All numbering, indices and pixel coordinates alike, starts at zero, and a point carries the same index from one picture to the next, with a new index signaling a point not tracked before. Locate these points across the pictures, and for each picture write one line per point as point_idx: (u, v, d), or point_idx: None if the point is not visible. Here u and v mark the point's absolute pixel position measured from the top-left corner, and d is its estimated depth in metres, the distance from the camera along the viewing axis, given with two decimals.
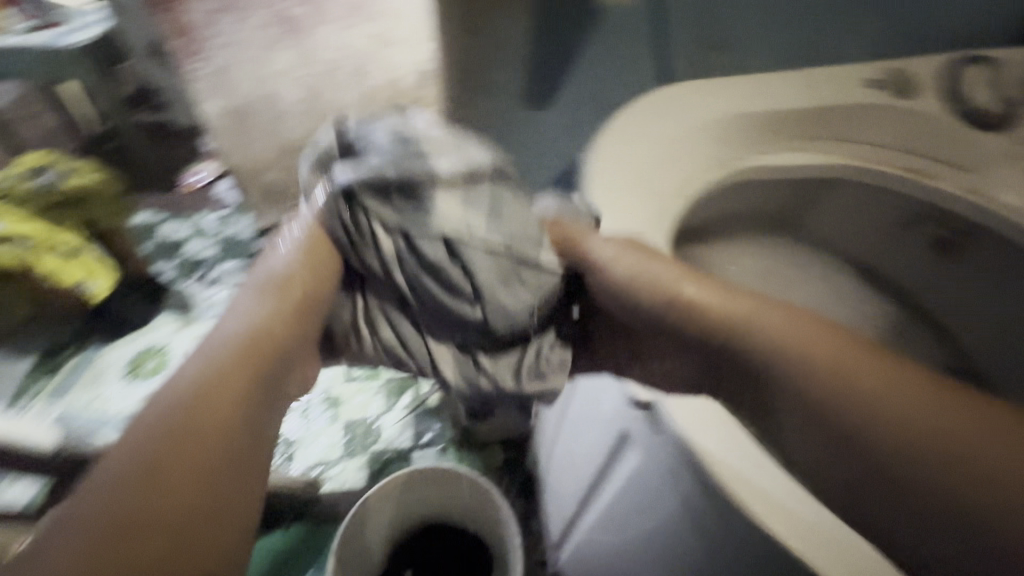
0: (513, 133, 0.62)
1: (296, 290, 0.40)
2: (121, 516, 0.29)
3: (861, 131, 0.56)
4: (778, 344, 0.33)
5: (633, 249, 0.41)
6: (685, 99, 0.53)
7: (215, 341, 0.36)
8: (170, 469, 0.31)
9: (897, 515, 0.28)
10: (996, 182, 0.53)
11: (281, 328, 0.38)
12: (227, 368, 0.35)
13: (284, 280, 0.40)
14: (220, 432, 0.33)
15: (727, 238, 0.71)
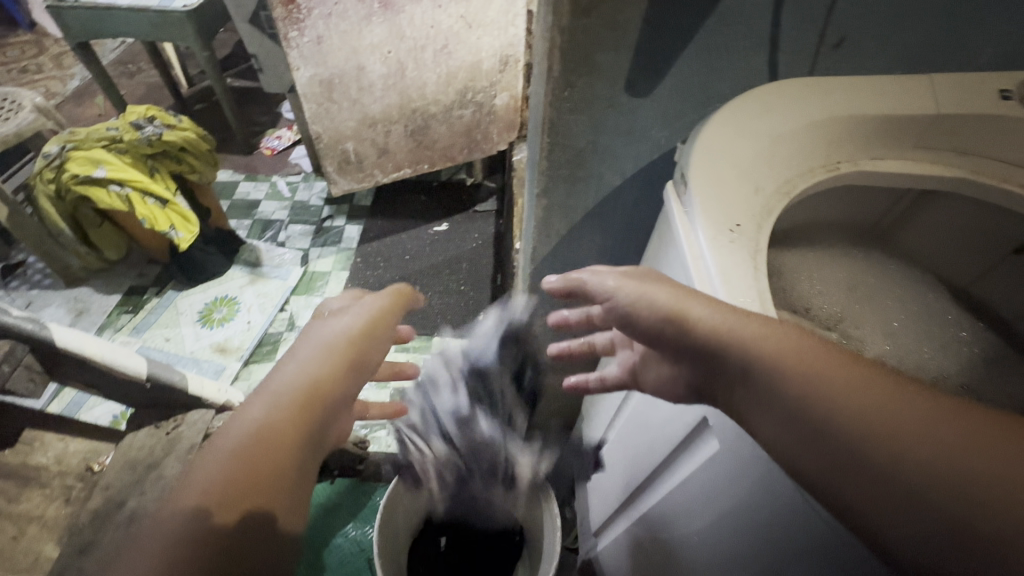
0: (610, 115, 0.62)
1: (365, 320, 0.54)
2: (251, 451, 0.41)
3: (990, 143, 0.52)
4: (783, 362, 0.35)
5: (630, 278, 0.45)
6: (801, 93, 0.52)
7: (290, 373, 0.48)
8: (262, 446, 0.42)
9: (852, 490, 0.31)
10: None
11: (338, 367, 0.49)
12: (287, 418, 0.44)
13: (341, 335, 0.52)
14: (287, 442, 0.43)
15: (817, 244, 0.69)
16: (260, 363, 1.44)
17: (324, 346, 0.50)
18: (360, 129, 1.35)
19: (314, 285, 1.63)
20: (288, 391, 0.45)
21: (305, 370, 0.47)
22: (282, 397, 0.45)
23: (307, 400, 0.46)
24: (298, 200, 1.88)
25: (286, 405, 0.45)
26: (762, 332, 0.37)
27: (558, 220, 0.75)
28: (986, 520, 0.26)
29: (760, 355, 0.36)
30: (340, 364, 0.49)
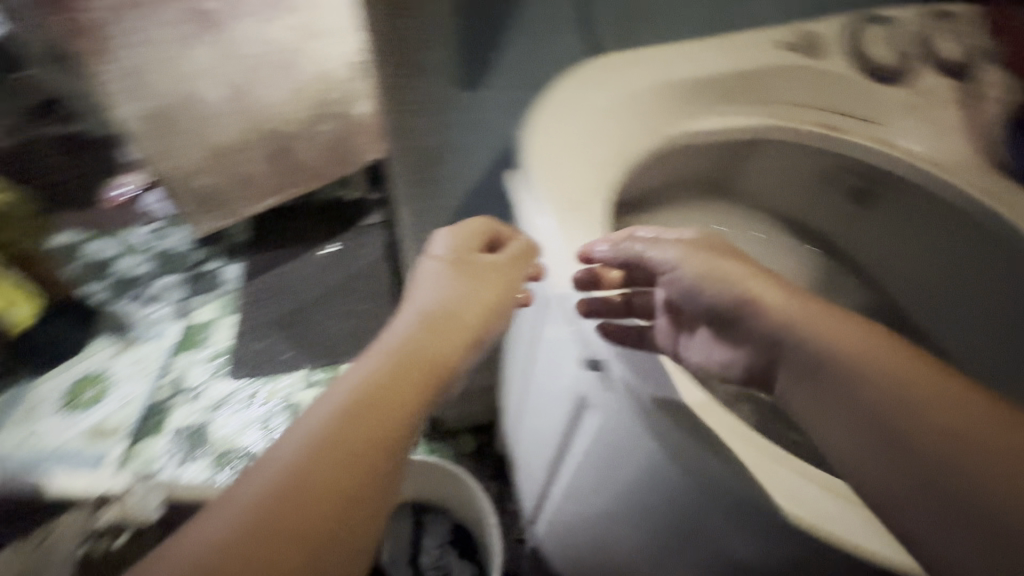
0: (452, 114, 0.61)
1: (477, 283, 0.48)
2: (332, 455, 0.35)
3: (781, 93, 0.59)
4: (846, 354, 0.37)
5: (697, 248, 0.42)
6: (616, 69, 0.55)
7: (416, 347, 0.43)
8: (346, 439, 0.36)
9: (884, 477, 0.34)
10: (898, 132, 0.58)
11: (473, 314, 0.47)
12: (379, 378, 0.40)
13: (451, 304, 0.46)
14: (374, 431, 0.38)
15: (672, 204, 0.74)
16: (146, 440, 1.28)
17: (426, 319, 0.45)
18: (214, 162, 1.22)
19: (199, 337, 1.46)
20: (367, 355, 0.42)
21: (396, 340, 0.43)
22: (379, 363, 0.41)
23: (398, 376, 0.40)
24: (163, 248, 1.65)
25: (386, 388, 0.39)
26: (841, 335, 0.38)
27: (432, 223, 0.74)
28: (1003, 503, 0.29)
29: (880, 371, 0.36)
30: (443, 341, 0.44)
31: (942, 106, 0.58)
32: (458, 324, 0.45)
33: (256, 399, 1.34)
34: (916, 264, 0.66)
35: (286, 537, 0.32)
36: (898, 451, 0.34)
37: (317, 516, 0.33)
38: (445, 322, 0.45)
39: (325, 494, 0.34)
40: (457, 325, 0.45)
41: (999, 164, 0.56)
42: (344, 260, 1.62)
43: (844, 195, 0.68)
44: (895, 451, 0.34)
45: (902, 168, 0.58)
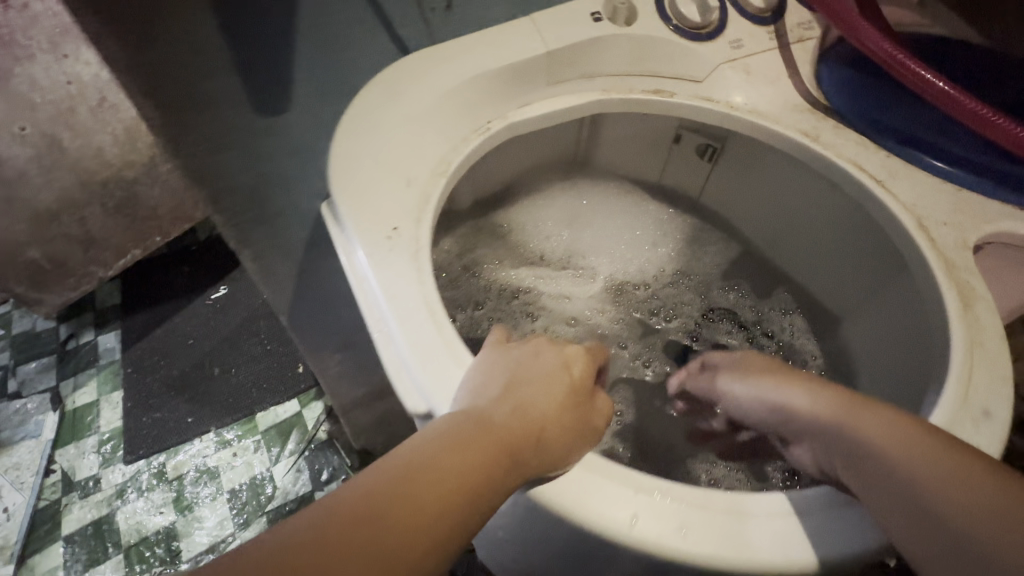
0: (258, 145, 0.55)
1: (559, 380, 0.38)
2: (394, 496, 0.28)
3: (603, 65, 0.57)
4: (869, 435, 0.38)
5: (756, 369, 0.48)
6: (419, 67, 0.50)
7: (521, 398, 0.36)
8: (430, 484, 0.29)
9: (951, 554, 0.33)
10: (722, 87, 0.58)
11: (543, 417, 0.36)
12: (479, 457, 0.31)
13: (542, 401, 0.37)
14: (457, 484, 0.30)
15: (533, 191, 0.70)
16: (39, 553, 1.12)
17: (509, 395, 0.36)
18: (40, 231, 1.05)
19: (84, 422, 1.28)
20: (487, 434, 0.33)
21: (506, 419, 0.34)
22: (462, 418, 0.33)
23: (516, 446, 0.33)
24: (21, 332, 1.41)
25: (482, 446, 0.32)
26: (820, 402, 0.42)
27: (280, 259, 0.67)
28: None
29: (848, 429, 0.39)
30: (561, 442, 0.36)
31: (755, 55, 0.58)
32: (548, 395, 0.37)
33: (162, 479, 1.19)
34: (773, 210, 0.66)
35: (351, 560, 0.25)
36: (922, 523, 0.34)
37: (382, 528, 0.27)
38: (530, 384, 0.37)
39: (419, 524, 0.28)
40: (549, 394, 0.37)
41: (814, 102, 0.58)
42: (236, 302, 1.44)
43: (692, 153, 0.66)
44: (917, 522, 0.34)
45: (731, 123, 0.58)
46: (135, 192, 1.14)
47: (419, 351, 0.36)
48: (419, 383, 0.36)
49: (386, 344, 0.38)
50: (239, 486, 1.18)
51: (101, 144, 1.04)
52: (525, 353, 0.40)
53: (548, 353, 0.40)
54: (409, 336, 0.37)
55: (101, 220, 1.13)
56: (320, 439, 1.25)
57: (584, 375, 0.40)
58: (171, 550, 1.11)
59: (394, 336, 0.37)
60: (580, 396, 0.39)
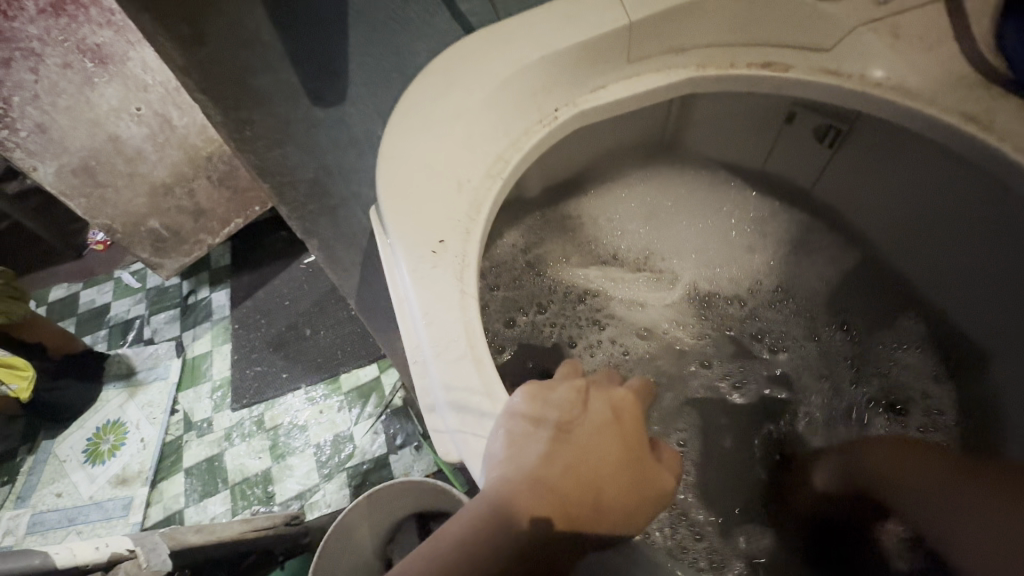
0: (317, 137, 0.53)
1: (611, 432, 0.32)
2: None
3: (697, 35, 0.47)
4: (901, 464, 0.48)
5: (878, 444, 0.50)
6: (479, 52, 0.45)
7: (556, 456, 0.30)
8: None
9: None
10: (855, 56, 0.46)
11: (596, 477, 0.30)
12: (514, 546, 0.27)
13: (594, 465, 0.30)
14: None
15: (609, 180, 0.63)
16: (166, 480, 1.30)
17: (554, 459, 0.30)
18: (154, 201, 1.15)
19: (200, 369, 1.45)
20: (531, 517, 0.27)
21: (548, 496, 0.28)
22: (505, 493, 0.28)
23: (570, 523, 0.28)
24: (152, 287, 1.60)
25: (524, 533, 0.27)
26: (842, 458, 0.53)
27: (344, 249, 0.67)
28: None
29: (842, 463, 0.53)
30: (616, 510, 0.30)
31: (902, 13, 0.46)
32: (595, 447, 0.31)
33: (262, 428, 1.32)
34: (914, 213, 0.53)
35: None
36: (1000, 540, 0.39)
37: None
38: (577, 430, 0.31)
39: None
40: (599, 447, 0.31)
41: (986, 71, 0.44)
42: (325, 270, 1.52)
43: (807, 136, 0.54)
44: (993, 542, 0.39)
45: (863, 101, 0.46)
46: (234, 165, 1.21)
47: (452, 389, 0.32)
48: (450, 427, 0.32)
49: (422, 378, 0.34)
50: (324, 441, 1.28)
51: (203, 122, 1.12)
52: (571, 393, 0.33)
53: (597, 396, 0.33)
54: (443, 370, 0.33)
55: (208, 191, 1.22)
56: (396, 405, 1.31)
57: (638, 423, 0.33)
58: (268, 492, 1.23)
59: (429, 368, 0.34)
60: (637, 453, 0.32)
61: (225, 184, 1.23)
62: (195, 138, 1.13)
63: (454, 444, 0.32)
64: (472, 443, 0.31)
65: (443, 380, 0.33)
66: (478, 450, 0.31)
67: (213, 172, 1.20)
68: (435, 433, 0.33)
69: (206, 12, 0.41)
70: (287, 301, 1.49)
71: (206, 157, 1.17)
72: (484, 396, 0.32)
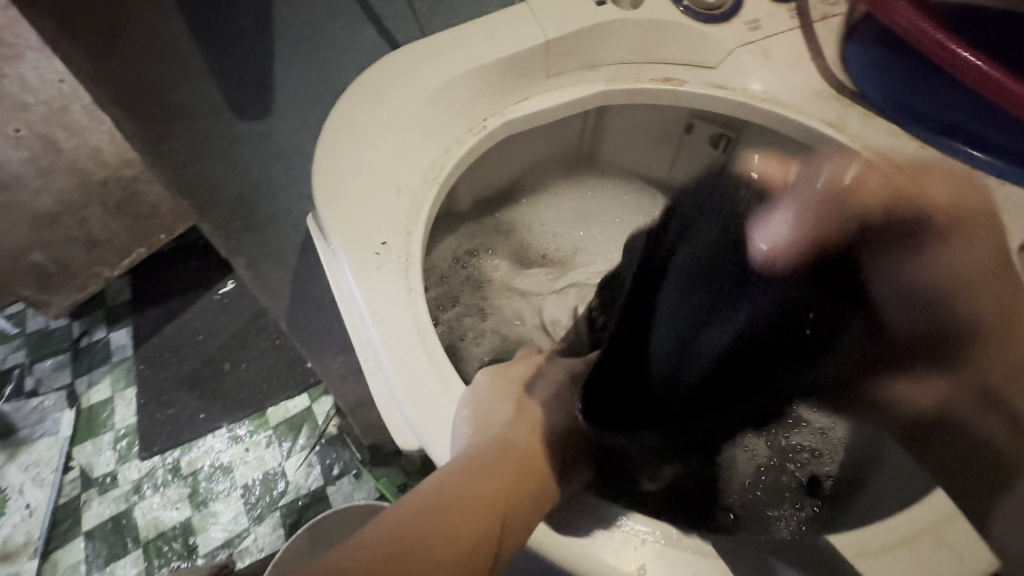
0: (242, 152, 0.52)
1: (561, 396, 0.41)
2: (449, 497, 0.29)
3: (607, 54, 0.53)
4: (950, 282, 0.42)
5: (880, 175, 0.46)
6: (407, 65, 0.47)
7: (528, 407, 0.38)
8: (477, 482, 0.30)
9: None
10: (739, 74, 0.53)
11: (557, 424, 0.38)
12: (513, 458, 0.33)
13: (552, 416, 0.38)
14: (492, 502, 0.30)
15: (536, 187, 0.67)
16: (62, 548, 1.14)
17: (519, 413, 0.36)
18: (38, 233, 1.03)
19: (99, 418, 1.29)
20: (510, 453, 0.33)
21: (522, 439, 0.34)
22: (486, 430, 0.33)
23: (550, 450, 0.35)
24: (32, 331, 1.41)
25: (505, 465, 0.32)
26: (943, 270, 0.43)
27: (273, 266, 0.65)
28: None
29: (923, 273, 0.44)
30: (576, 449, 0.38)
31: (772, 38, 0.54)
32: (553, 404, 0.39)
33: (178, 475, 1.20)
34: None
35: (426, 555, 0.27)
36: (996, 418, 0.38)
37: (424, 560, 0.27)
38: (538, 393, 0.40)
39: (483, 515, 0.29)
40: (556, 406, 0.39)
41: (838, 87, 0.53)
42: (243, 298, 1.43)
43: (704, 143, 0.62)
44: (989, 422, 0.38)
45: (749, 112, 0.54)
46: (135, 191, 1.12)
47: (407, 380, 0.34)
48: (408, 416, 0.33)
49: (375, 374, 0.35)
50: (252, 481, 1.19)
51: (97, 145, 1.02)
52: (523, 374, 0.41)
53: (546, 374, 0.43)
54: (396, 363, 0.34)
55: (104, 220, 1.11)
56: (331, 433, 1.25)
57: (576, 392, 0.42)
58: (189, 545, 1.12)
59: (381, 363, 0.35)
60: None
61: (124, 211, 1.13)
62: (88, 162, 1.03)
63: (412, 432, 0.33)
64: (433, 429, 0.33)
65: (396, 373, 0.34)
66: (438, 436, 0.32)
67: (110, 198, 1.09)
68: (393, 425, 0.34)
69: (119, 25, 0.39)
70: (200, 334, 1.38)
71: (100, 182, 1.06)
72: (439, 383, 0.34)
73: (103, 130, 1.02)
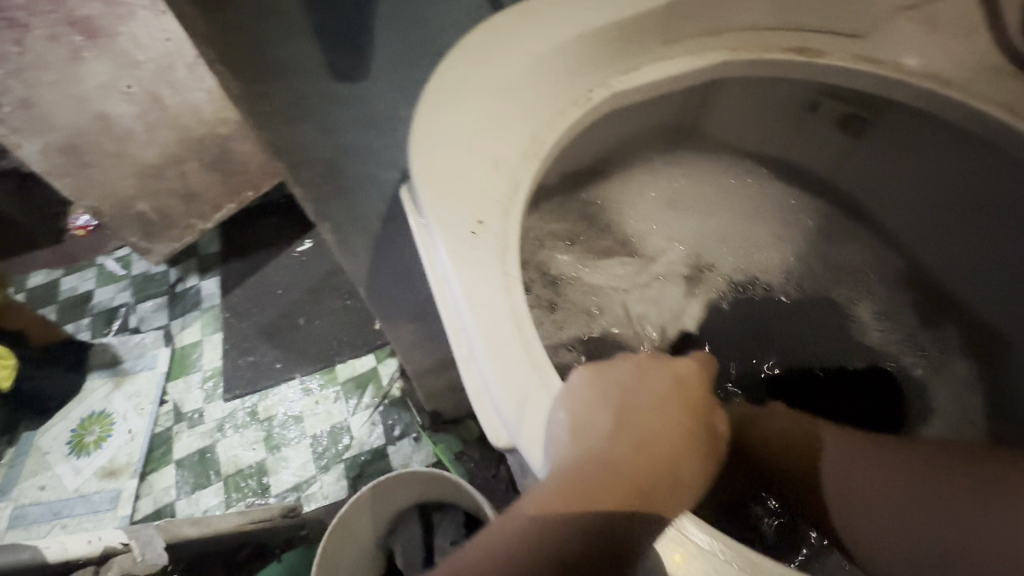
0: (337, 114, 0.52)
1: (679, 395, 0.35)
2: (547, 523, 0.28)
3: (734, 18, 0.47)
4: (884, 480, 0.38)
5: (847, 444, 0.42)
6: (512, 28, 0.43)
7: (642, 411, 0.33)
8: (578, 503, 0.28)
9: None
10: (890, 44, 0.46)
11: (673, 428, 0.33)
12: (623, 470, 0.30)
13: (667, 419, 0.33)
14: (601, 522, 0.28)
15: (630, 165, 0.62)
16: (156, 471, 1.26)
17: (624, 425, 0.32)
18: (145, 182, 1.10)
19: (190, 359, 1.41)
20: (612, 477, 0.29)
21: (627, 458, 0.30)
22: (582, 451, 0.30)
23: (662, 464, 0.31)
24: (138, 274, 1.55)
25: (605, 491, 0.29)
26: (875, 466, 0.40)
27: (356, 231, 0.65)
28: None
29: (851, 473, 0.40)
30: (696, 459, 0.33)
31: (940, 1, 0.45)
32: (669, 402, 0.34)
33: (255, 419, 1.29)
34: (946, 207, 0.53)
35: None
36: None
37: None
38: (652, 387, 0.35)
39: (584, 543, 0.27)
40: (673, 405, 0.34)
41: (1018, 62, 0.44)
42: (320, 258, 1.49)
43: (829, 124, 0.54)
44: None
45: (897, 89, 0.46)
46: (227, 148, 1.17)
47: (502, 373, 0.32)
48: (502, 411, 0.31)
49: (469, 362, 0.34)
50: (320, 432, 1.25)
51: (195, 102, 1.08)
52: (637, 363, 0.36)
53: (660, 364, 0.36)
54: (492, 354, 0.32)
55: (198, 174, 1.17)
56: (394, 395, 1.28)
57: (701, 391, 0.36)
58: (263, 484, 1.21)
59: (476, 351, 0.33)
60: (700, 418, 0.34)
61: (217, 167, 1.18)
62: (189, 120, 1.09)
63: (505, 428, 0.31)
64: (528, 428, 0.31)
65: (490, 364, 0.32)
66: (532, 436, 0.30)
67: (205, 155, 1.15)
68: (485, 418, 0.32)
69: None
70: (280, 288, 1.46)
71: (198, 139, 1.12)
72: (536, 380, 0.32)
73: (201, 89, 1.07)
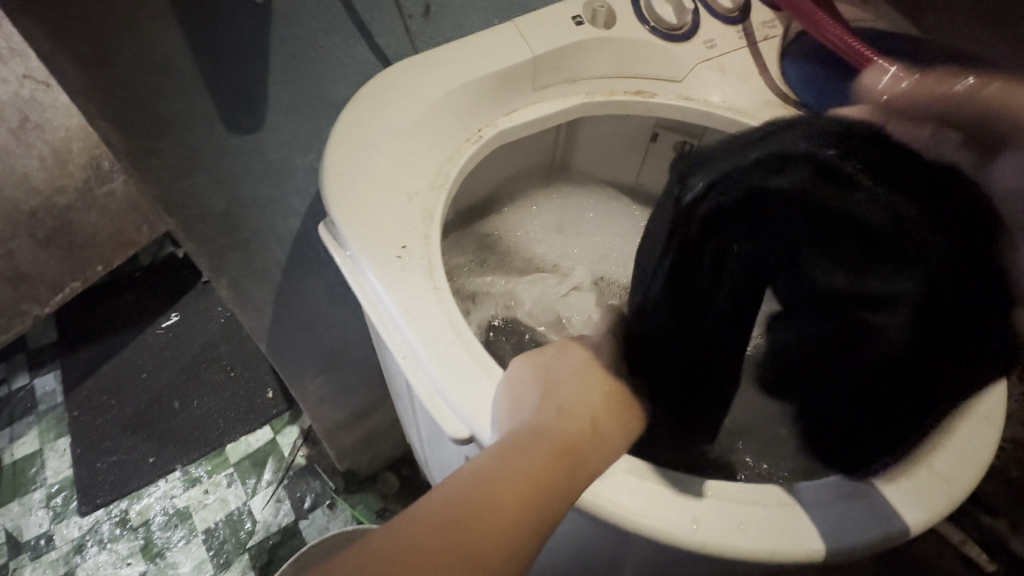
0: (231, 164, 0.52)
1: (592, 373, 0.41)
2: (493, 474, 0.31)
3: (586, 69, 0.57)
4: None
5: None
6: (405, 78, 0.49)
7: (565, 386, 0.39)
8: (519, 458, 0.32)
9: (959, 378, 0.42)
10: (700, 86, 0.60)
11: (591, 402, 0.39)
12: (554, 431, 0.35)
13: (585, 392, 0.39)
14: (540, 474, 0.32)
15: (517, 197, 0.70)
16: None
17: (547, 398, 0.37)
18: None
19: (26, 474, 1.16)
20: (542, 438, 0.34)
21: (554, 420, 0.36)
22: (511, 421, 0.34)
23: (586, 426, 0.36)
24: None
25: (539, 445, 0.33)
26: None
27: (254, 283, 0.64)
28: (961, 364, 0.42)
29: None
30: (613, 423, 0.39)
31: (726, 55, 0.61)
32: (586, 378, 0.40)
33: (127, 528, 1.09)
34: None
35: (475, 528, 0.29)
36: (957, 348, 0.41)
37: (471, 548, 0.28)
38: (569, 367, 0.41)
39: (526, 491, 0.31)
40: (590, 381, 0.40)
41: (783, 97, 0.60)
42: (190, 331, 1.32)
43: (667, 151, 0.68)
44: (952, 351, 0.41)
45: (708, 119, 0.60)
46: (69, 220, 1.04)
47: (449, 372, 0.35)
48: (455, 405, 0.35)
49: (414, 368, 0.37)
50: (213, 524, 1.11)
51: (26, 171, 0.95)
52: (554, 351, 0.42)
53: (573, 351, 0.43)
54: (437, 357, 0.36)
55: (31, 252, 1.01)
56: (298, 465, 1.18)
57: (609, 365, 0.43)
58: None
59: (420, 357, 0.36)
60: (609, 391, 0.41)
61: (56, 242, 1.04)
62: (17, 191, 0.95)
63: (460, 418, 0.35)
64: (482, 416, 0.34)
65: (436, 365, 0.36)
66: (485, 422, 0.34)
67: (40, 229, 1.01)
68: (439, 416, 0.35)
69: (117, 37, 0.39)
70: (143, 371, 1.27)
71: (31, 212, 0.98)
72: (481, 372, 0.36)
73: (33, 155, 0.95)
